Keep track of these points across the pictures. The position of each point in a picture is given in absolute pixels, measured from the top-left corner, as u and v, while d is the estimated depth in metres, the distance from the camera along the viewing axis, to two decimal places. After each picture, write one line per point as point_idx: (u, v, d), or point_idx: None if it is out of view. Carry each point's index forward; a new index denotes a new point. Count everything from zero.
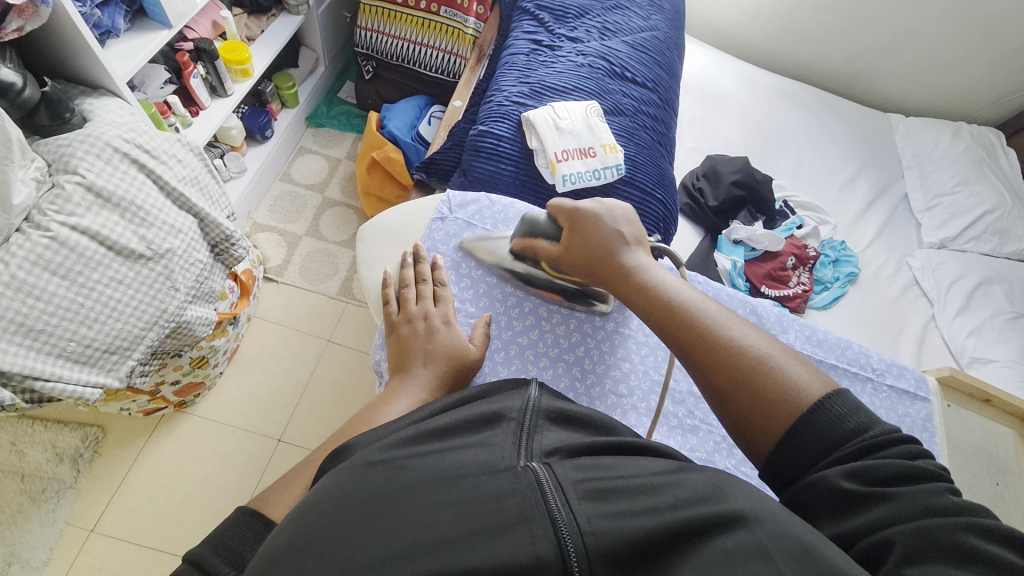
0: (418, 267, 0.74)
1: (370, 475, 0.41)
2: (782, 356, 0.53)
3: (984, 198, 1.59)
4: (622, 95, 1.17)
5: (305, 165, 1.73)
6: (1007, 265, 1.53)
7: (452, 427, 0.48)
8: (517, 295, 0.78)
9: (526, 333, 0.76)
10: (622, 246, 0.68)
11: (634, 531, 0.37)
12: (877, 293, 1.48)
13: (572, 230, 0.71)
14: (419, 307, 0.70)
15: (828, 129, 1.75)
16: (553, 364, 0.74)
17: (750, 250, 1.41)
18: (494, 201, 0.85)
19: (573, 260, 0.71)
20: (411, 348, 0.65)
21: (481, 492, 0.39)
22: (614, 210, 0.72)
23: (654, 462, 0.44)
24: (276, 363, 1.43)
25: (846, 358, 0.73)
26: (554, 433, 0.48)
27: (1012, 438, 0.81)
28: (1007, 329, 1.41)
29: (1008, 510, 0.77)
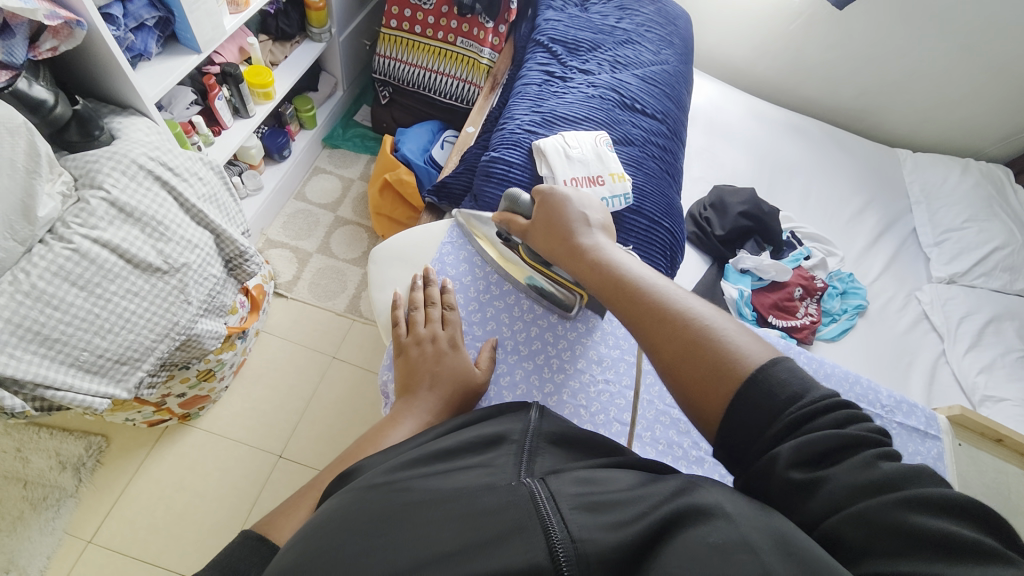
0: (427, 290, 0.76)
1: (372, 494, 0.42)
2: (727, 326, 0.52)
3: (993, 235, 1.59)
4: (631, 125, 1.20)
5: (319, 185, 1.78)
6: (1019, 302, 1.52)
7: (455, 450, 0.48)
8: (524, 319, 0.79)
9: (532, 358, 0.76)
10: (585, 226, 0.72)
11: (626, 537, 0.37)
12: (885, 327, 1.47)
13: (543, 208, 0.76)
14: (427, 329, 0.71)
15: (835, 163, 1.77)
16: (558, 390, 0.74)
17: (758, 280, 1.41)
18: None
19: (541, 239, 0.75)
20: (418, 371, 0.66)
21: (478, 505, 0.40)
22: (584, 198, 0.76)
23: (651, 476, 0.44)
24: (281, 378, 1.44)
25: (854, 393, 0.72)
26: (554, 454, 0.48)
27: None
28: (1019, 367, 1.38)
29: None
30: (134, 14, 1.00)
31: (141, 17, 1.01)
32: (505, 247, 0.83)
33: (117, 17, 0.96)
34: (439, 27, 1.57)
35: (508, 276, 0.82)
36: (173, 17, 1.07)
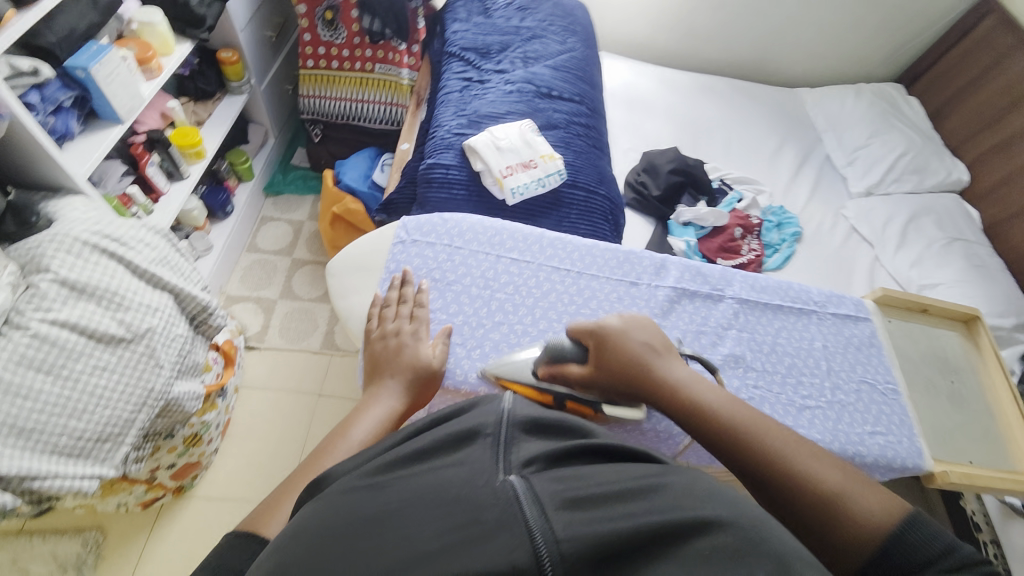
0: (403, 289, 0.76)
1: (348, 499, 0.40)
2: (847, 473, 0.58)
3: (895, 144, 1.75)
4: (552, 111, 1.28)
5: (269, 233, 1.78)
6: (933, 197, 1.67)
7: (429, 449, 0.44)
8: (483, 296, 0.78)
9: (496, 329, 0.76)
10: (664, 365, 0.66)
11: (610, 534, 0.35)
12: (822, 246, 1.60)
13: (616, 347, 0.66)
14: (394, 324, 0.72)
15: (746, 112, 1.92)
16: (527, 352, 0.75)
17: (700, 229, 1.51)
18: (448, 218, 0.85)
19: (612, 385, 0.65)
20: (383, 365, 0.67)
21: (456, 502, 0.38)
22: (642, 322, 0.69)
23: (635, 466, 0.42)
24: (268, 429, 1.43)
25: (789, 297, 0.78)
26: (533, 441, 0.45)
27: (960, 341, 0.83)
28: (945, 254, 1.52)
29: (969, 405, 0.77)
30: (51, 97, 1.01)
31: (58, 99, 1.02)
32: (450, 241, 0.82)
33: (36, 104, 0.97)
34: (355, 58, 1.62)
35: (460, 260, 0.80)
36: (89, 93, 1.08)
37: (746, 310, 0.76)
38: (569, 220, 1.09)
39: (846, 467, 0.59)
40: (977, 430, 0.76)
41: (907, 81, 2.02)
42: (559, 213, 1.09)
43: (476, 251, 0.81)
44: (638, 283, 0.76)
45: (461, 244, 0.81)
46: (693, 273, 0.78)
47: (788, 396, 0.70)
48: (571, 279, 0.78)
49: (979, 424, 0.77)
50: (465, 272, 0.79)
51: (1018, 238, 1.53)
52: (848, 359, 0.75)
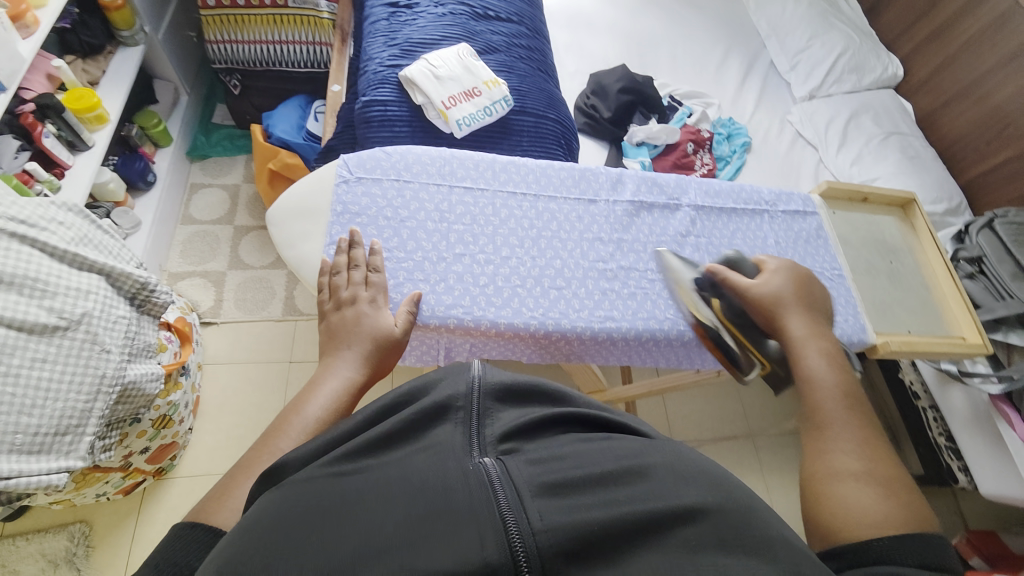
0: (352, 253, 0.69)
1: (322, 486, 0.39)
2: (890, 488, 0.48)
3: (835, 44, 1.76)
4: (490, 33, 1.20)
5: (203, 201, 1.65)
6: (870, 95, 1.71)
7: (401, 431, 0.44)
8: (440, 229, 0.74)
9: (459, 261, 0.73)
10: (809, 319, 0.65)
11: (589, 522, 0.36)
12: (768, 154, 1.64)
13: (773, 281, 0.68)
14: (348, 292, 0.66)
15: (690, 22, 1.87)
16: (492, 279, 0.72)
17: (653, 148, 1.50)
18: (392, 152, 0.77)
19: (759, 310, 0.67)
20: (339, 336, 0.62)
21: (433, 491, 0.37)
22: (816, 282, 0.69)
23: (617, 446, 0.43)
24: (243, 400, 1.40)
25: (742, 199, 0.80)
26: (510, 412, 0.46)
27: (898, 224, 0.88)
28: (882, 148, 1.58)
29: (904, 280, 0.83)
30: None
31: None
32: (397, 175, 0.75)
33: None
34: None
35: (411, 195, 0.75)
36: None
37: (704, 215, 0.77)
38: (521, 148, 1.05)
39: (897, 490, 0.48)
40: (913, 302, 0.81)
41: None
42: (510, 141, 1.04)
43: (427, 182, 0.76)
44: (595, 200, 0.77)
45: (410, 176, 0.75)
46: (650, 185, 0.77)
47: None
48: (529, 203, 0.76)
49: (914, 295, 0.82)
50: (419, 205, 0.74)
51: (948, 126, 1.60)
52: (798, 252, 0.78)
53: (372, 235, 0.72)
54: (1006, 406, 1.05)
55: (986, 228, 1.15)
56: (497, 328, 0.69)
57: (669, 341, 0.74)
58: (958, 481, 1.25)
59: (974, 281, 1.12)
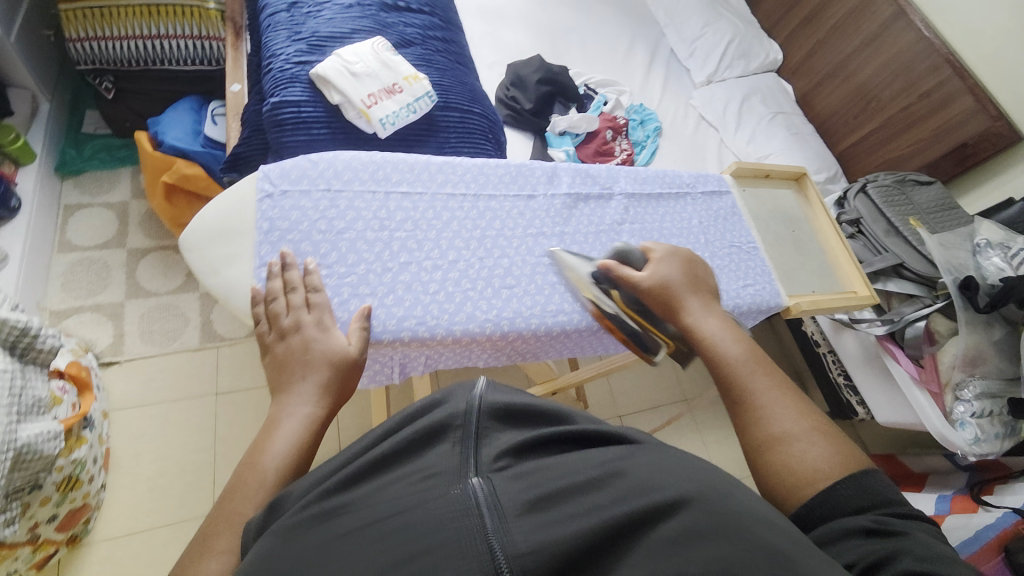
0: (286, 275, 0.61)
1: (304, 536, 0.38)
2: (820, 431, 0.53)
3: (725, 32, 1.92)
4: (403, 25, 1.15)
5: (85, 224, 1.43)
6: (757, 78, 1.89)
7: (394, 455, 0.43)
8: (380, 238, 0.66)
9: (406, 270, 0.66)
10: (701, 299, 0.66)
11: (569, 538, 0.35)
12: (677, 138, 1.77)
13: (664, 268, 0.66)
14: (290, 318, 0.59)
15: (596, 13, 1.93)
16: (443, 285, 0.66)
17: (575, 137, 1.55)
18: (317, 159, 0.68)
19: (655, 299, 0.64)
20: (288, 367, 0.56)
21: (419, 527, 0.36)
22: (700, 259, 0.70)
23: (605, 451, 0.42)
24: (166, 442, 1.25)
25: (666, 183, 0.84)
26: (509, 430, 0.45)
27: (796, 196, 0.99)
28: (770, 128, 1.76)
29: (805, 245, 0.94)
30: None
31: None
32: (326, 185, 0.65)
33: None
34: None
35: (344, 204, 0.66)
36: None
37: (635, 202, 0.80)
38: (450, 145, 1.02)
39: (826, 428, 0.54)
40: (814, 265, 0.92)
41: None
42: (438, 138, 1.02)
43: (358, 185, 0.67)
44: (534, 194, 0.74)
45: (342, 184, 0.66)
46: (583, 176, 0.79)
47: None
48: (469, 203, 0.70)
49: (816, 259, 0.93)
50: (353, 215, 0.66)
51: (820, 105, 1.81)
52: (720, 228, 0.85)
53: (303, 253, 0.63)
54: (891, 345, 1.23)
55: (863, 193, 1.32)
56: (454, 337, 0.65)
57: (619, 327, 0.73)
58: (854, 413, 1.47)
59: (855, 240, 1.29)
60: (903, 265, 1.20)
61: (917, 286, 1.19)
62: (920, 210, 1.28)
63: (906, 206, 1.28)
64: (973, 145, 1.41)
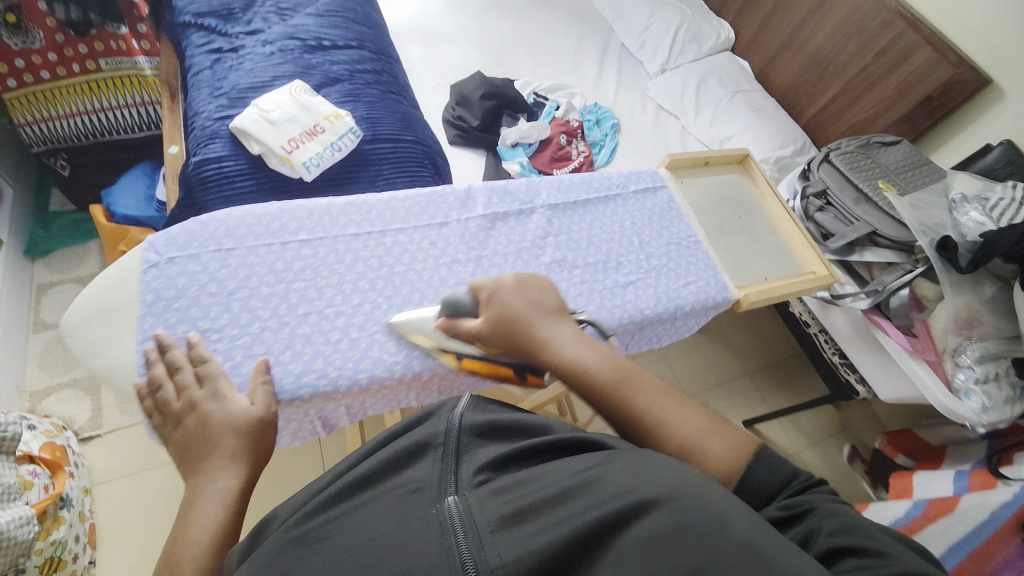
0: (169, 357, 0.57)
1: (290, 554, 0.41)
2: (708, 431, 0.51)
3: (672, 18, 1.89)
4: (328, 64, 1.15)
5: (56, 302, 1.45)
6: (712, 59, 1.85)
7: (380, 473, 0.48)
8: (278, 292, 0.63)
9: (306, 322, 0.63)
10: (551, 319, 0.60)
11: (541, 547, 0.37)
12: (637, 131, 1.73)
13: (498, 303, 0.60)
14: (182, 400, 0.55)
15: (541, 19, 1.92)
16: (346, 332, 0.63)
17: (528, 146, 1.53)
18: (208, 219, 0.65)
19: (499, 340, 0.58)
20: (206, 435, 0.52)
21: (398, 550, 0.39)
22: (538, 277, 0.65)
23: (574, 460, 0.44)
24: (151, 510, 1.24)
25: (592, 188, 0.81)
26: (488, 446, 0.49)
27: (744, 178, 0.95)
28: (731, 107, 1.71)
29: (755, 230, 0.88)
30: None
31: None
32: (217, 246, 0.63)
33: None
34: (69, 60, 1.23)
35: (237, 263, 0.63)
36: None
37: (559, 212, 0.77)
38: (383, 177, 1.01)
39: (714, 426, 0.52)
40: (768, 249, 0.86)
41: None
42: (370, 172, 1.00)
43: (252, 241, 0.65)
44: (446, 221, 0.71)
45: (235, 240, 0.64)
46: (501, 194, 0.76)
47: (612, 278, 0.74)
48: (374, 241, 0.68)
49: (770, 241, 0.88)
50: (248, 272, 0.63)
51: (781, 78, 1.76)
52: (655, 226, 0.81)
53: (192, 320, 0.60)
54: (879, 318, 1.15)
55: (826, 162, 1.26)
56: (361, 386, 0.61)
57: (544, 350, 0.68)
58: (857, 392, 1.40)
59: (825, 213, 1.22)
60: (877, 232, 1.13)
61: (895, 253, 1.11)
62: (889, 172, 1.22)
63: (873, 170, 1.22)
64: (939, 97, 1.33)
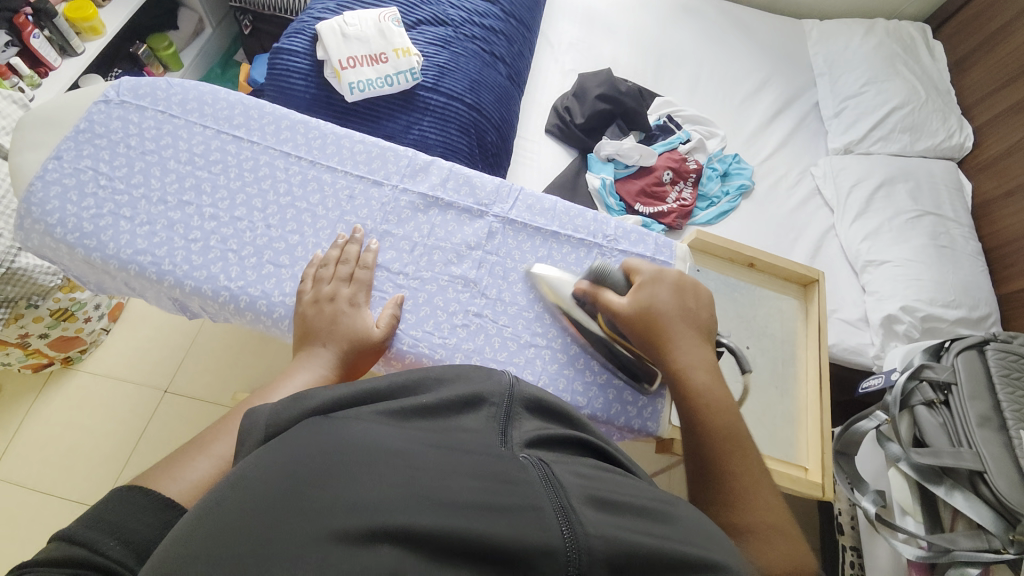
0: (348, 248, 0.59)
1: (349, 427, 0.35)
2: (786, 535, 0.49)
3: (893, 95, 1.46)
4: (448, 6, 1.12)
5: None
6: (919, 163, 1.40)
7: (435, 405, 0.40)
8: (178, 171, 0.58)
9: (182, 208, 0.57)
10: (693, 335, 0.59)
11: (634, 548, 0.31)
12: (769, 206, 1.41)
13: (650, 292, 0.60)
14: (331, 284, 0.56)
15: (731, 43, 1.65)
16: (206, 236, 0.57)
17: (623, 167, 1.35)
18: (176, 83, 0.64)
19: (637, 329, 0.59)
20: (311, 327, 0.53)
21: (479, 469, 0.33)
22: (693, 285, 0.63)
23: (642, 486, 0.38)
24: (161, 322, 1.42)
25: (572, 225, 0.68)
26: (536, 422, 0.41)
27: (787, 305, 0.75)
28: (907, 229, 1.28)
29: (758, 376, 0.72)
30: None
31: None
32: (163, 111, 0.61)
33: None
34: None
35: (169, 130, 0.60)
36: None
37: (512, 231, 0.66)
38: (419, 128, 0.97)
39: (791, 532, 0.50)
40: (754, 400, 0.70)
41: (938, 21, 1.67)
42: (410, 118, 0.96)
43: (195, 117, 0.62)
44: (382, 183, 0.64)
45: (183, 112, 0.62)
46: (462, 184, 0.66)
47: (517, 330, 0.63)
48: (297, 168, 0.62)
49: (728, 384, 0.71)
50: (170, 142, 0.60)
51: (1003, 222, 1.29)
52: None
53: (97, 160, 0.57)
54: None
55: (973, 349, 0.88)
56: (184, 293, 0.56)
57: (389, 362, 0.59)
58: None
59: (931, 412, 0.86)
60: (983, 474, 0.77)
61: (993, 514, 0.76)
62: None
63: None
64: None
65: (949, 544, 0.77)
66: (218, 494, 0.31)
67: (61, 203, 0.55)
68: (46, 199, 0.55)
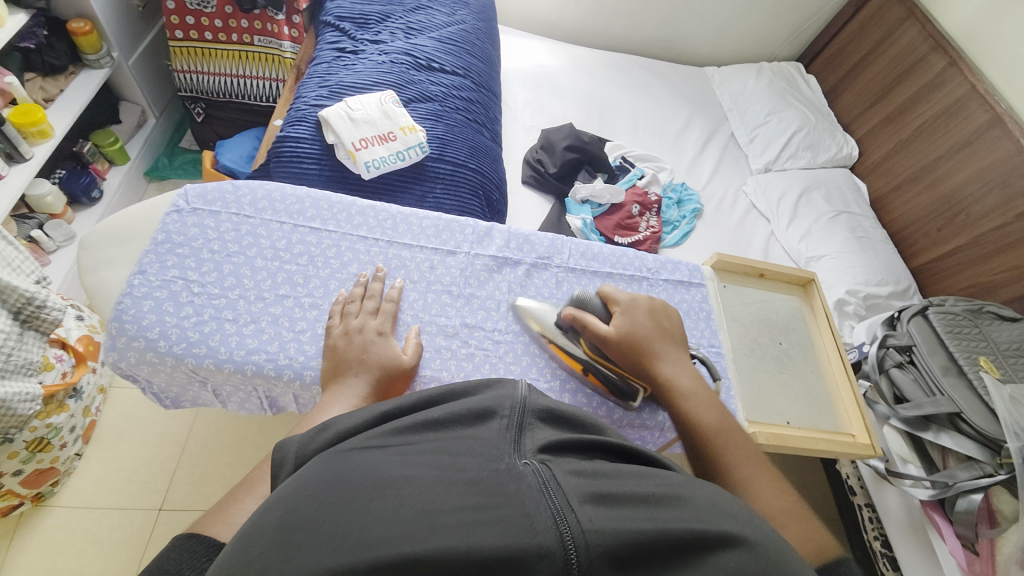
0: (370, 285, 0.72)
1: (348, 461, 0.38)
2: (797, 517, 0.52)
3: (792, 121, 1.78)
4: (429, 83, 1.20)
5: None
6: (823, 172, 1.71)
7: (446, 420, 0.44)
8: (268, 268, 0.71)
9: (279, 303, 0.70)
10: (672, 350, 0.70)
11: (631, 535, 0.33)
12: (721, 222, 1.62)
13: (631, 319, 0.70)
14: (359, 319, 0.67)
15: (656, 90, 1.92)
16: (310, 325, 0.69)
17: (597, 206, 1.49)
18: (241, 185, 0.77)
19: (622, 349, 0.68)
20: (344, 360, 0.62)
21: (479, 488, 0.34)
22: (666, 309, 0.75)
23: (660, 474, 0.40)
24: (144, 431, 1.28)
25: (621, 264, 0.87)
26: (550, 429, 0.44)
27: (794, 303, 0.95)
28: (831, 226, 1.55)
29: (796, 366, 0.88)
30: None
31: None
32: (241, 218, 0.74)
33: None
34: (230, 29, 1.48)
35: (248, 230, 0.74)
36: None
37: (575, 276, 0.84)
38: (433, 195, 1.04)
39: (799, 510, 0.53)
40: (796, 386, 0.85)
41: (807, 59, 2.07)
42: (423, 187, 1.03)
43: (276, 227, 0.75)
44: (455, 251, 0.81)
45: (272, 219, 0.75)
46: (523, 242, 0.85)
47: None
48: (378, 248, 0.77)
49: (769, 374, 0.85)
50: (254, 246, 0.73)
51: (897, 211, 1.62)
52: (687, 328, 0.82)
53: (184, 269, 0.69)
54: (937, 514, 0.98)
55: (919, 316, 1.09)
56: (303, 382, 0.66)
57: None
58: None
59: (903, 371, 1.04)
60: (960, 414, 0.95)
61: (977, 445, 0.93)
62: (996, 351, 1.03)
63: (977, 342, 1.04)
64: None
65: (951, 479, 0.93)
66: (230, 546, 0.33)
67: (157, 316, 0.66)
68: (139, 313, 0.66)
